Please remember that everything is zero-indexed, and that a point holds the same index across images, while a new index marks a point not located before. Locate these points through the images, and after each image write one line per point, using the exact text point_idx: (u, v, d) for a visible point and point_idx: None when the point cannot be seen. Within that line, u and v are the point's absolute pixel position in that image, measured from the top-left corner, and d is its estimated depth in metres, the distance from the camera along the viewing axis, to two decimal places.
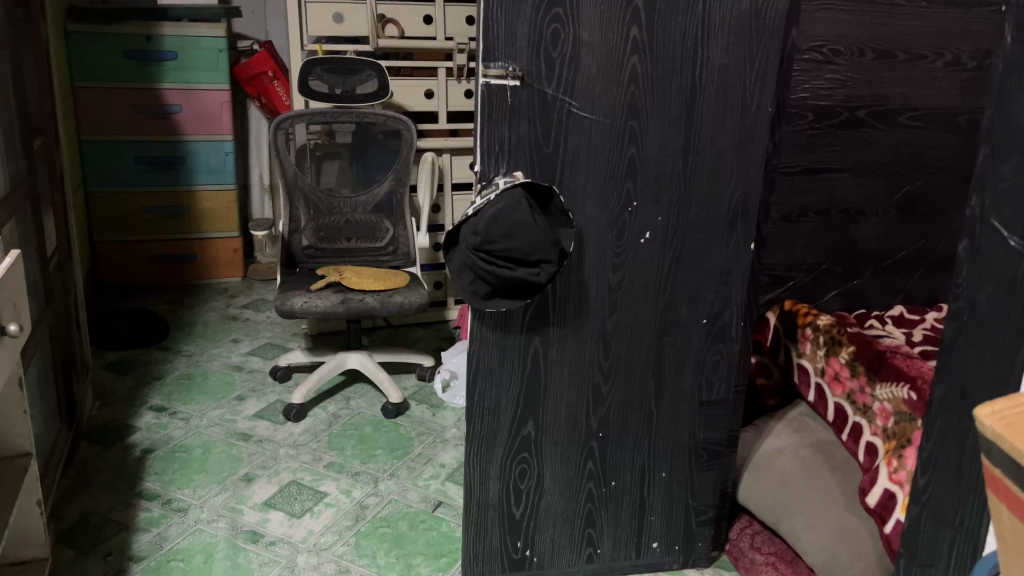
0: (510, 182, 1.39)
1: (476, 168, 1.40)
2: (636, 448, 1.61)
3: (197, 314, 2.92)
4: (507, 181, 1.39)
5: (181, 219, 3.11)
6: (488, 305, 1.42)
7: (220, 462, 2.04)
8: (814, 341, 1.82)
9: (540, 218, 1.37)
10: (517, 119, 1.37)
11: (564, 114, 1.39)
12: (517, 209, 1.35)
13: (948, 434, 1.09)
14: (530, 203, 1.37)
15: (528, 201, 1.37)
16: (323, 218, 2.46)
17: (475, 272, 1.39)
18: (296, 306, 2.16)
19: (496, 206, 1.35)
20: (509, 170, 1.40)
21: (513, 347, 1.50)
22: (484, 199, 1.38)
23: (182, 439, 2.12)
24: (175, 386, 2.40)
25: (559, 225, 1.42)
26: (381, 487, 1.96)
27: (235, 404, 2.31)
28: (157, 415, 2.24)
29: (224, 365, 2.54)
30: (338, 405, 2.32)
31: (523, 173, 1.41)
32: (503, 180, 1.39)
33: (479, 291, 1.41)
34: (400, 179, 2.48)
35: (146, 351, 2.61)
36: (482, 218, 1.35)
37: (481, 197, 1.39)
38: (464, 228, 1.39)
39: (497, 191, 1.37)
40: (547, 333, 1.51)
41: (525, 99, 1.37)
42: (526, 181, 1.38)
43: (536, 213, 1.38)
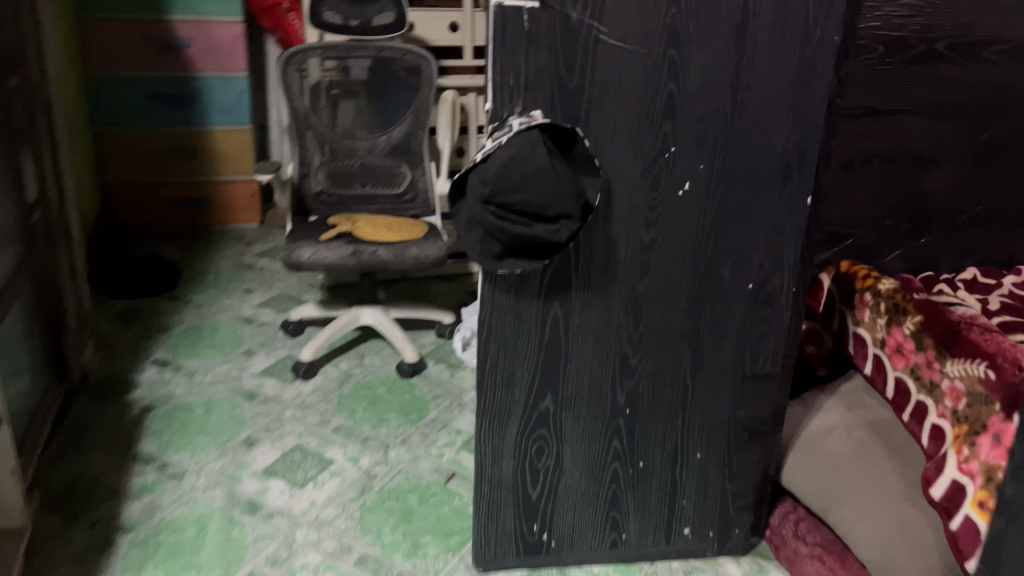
0: (526, 122, 1.18)
1: (488, 107, 1.20)
2: (668, 426, 1.44)
3: (211, 263, 2.78)
4: (524, 121, 1.19)
5: (196, 161, 2.96)
6: (501, 265, 1.24)
7: (223, 423, 1.91)
8: (873, 308, 1.61)
9: (563, 166, 1.18)
10: (536, 50, 1.17)
11: (591, 42, 1.18)
12: (534, 154, 1.15)
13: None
14: (550, 147, 1.17)
15: (547, 144, 1.17)
16: (336, 162, 2.29)
17: (485, 228, 1.21)
18: (304, 258, 2.00)
19: (509, 150, 1.16)
20: (527, 109, 1.20)
21: (531, 313, 1.33)
22: (496, 142, 1.18)
23: (184, 397, 2.00)
24: (181, 339, 2.27)
25: (585, 175, 1.22)
26: (391, 455, 1.82)
27: (243, 360, 2.18)
28: (160, 369, 2.12)
29: (234, 317, 2.41)
30: (350, 362, 2.18)
31: (542, 113, 1.20)
32: (519, 121, 1.19)
33: (489, 249, 1.23)
34: (419, 121, 2.29)
35: (155, 300, 2.49)
36: (493, 165, 1.16)
37: (492, 140, 1.19)
38: (472, 176, 1.20)
39: (512, 132, 1.17)
40: (569, 298, 1.33)
41: (545, 24, 1.16)
42: (545, 121, 1.18)
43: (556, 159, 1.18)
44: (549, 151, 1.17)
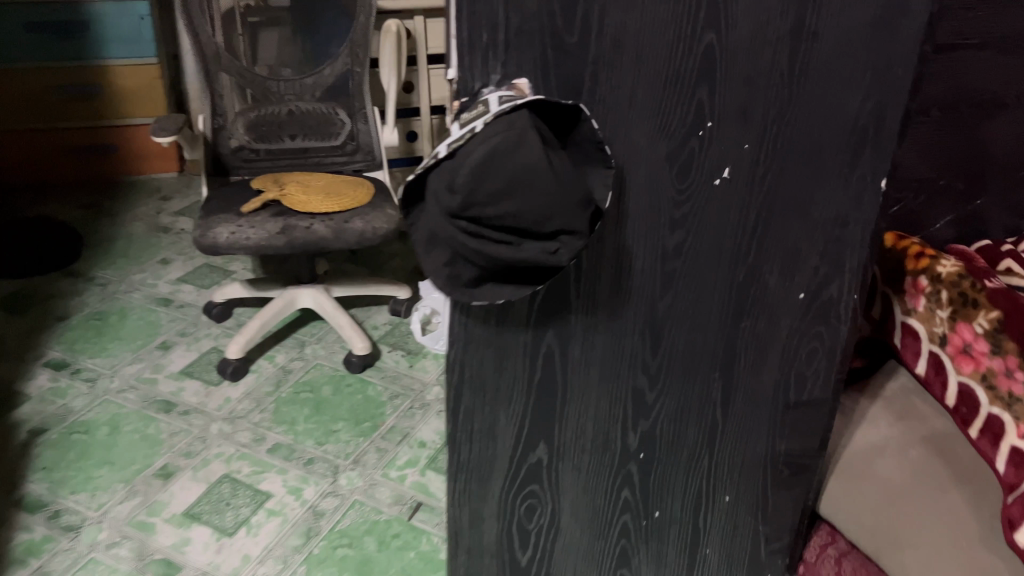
0: (510, 98, 0.83)
1: (451, 75, 0.85)
2: (690, 471, 1.13)
3: (119, 227, 2.38)
4: (504, 96, 0.84)
5: (97, 102, 2.48)
6: (478, 295, 0.90)
7: (132, 448, 1.57)
8: (932, 297, 1.31)
9: (566, 163, 0.84)
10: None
11: None
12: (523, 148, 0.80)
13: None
14: (542, 134, 0.82)
15: (539, 131, 0.82)
16: (257, 112, 1.88)
17: (453, 252, 0.86)
18: (221, 238, 1.62)
19: (486, 142, 0.80)
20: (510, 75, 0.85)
21: (516, 349, 0.99)
22: (468, 130, 0.82)
23: (83, 413, 1.65)
24: (82, 331, 1.91)
25: (591, 168, 0.87)
26: (342, 482, 1.50)
27: (158, 357, 1.83)
28: (55, 376, 1.76)
29: (148, 298, 2.04)
30: (288, 355, 1.83)
31: (529, 82, 0.85)
32: (497, 96, 0.84)
33: (462, 274, 0.89)
34: (357, 56, 1.88)
35: (51, 280, 2.10)
36: (463, 166, 0.81)
37: (460, 125, 0.84)
38: (430, 179, 0.84)
39: (490, 116, 0.81)
40: (568, 328, 1.00)
41: None
42: (535, 97, 0.83)
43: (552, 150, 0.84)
44: (542, 142, 0.82)
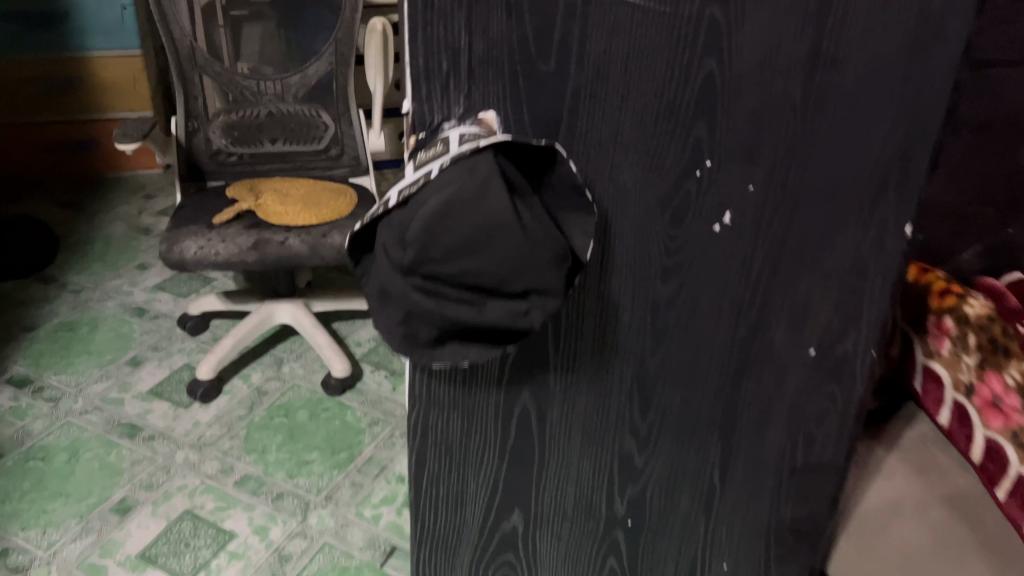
0: (473, 137, 0.71)
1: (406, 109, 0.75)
2: (683, 538, 1.02)
3: (98, 229, 2.28)
4: (467, 133, 0.72)
5: (78, 95, 2.37)
6: (436, 358, 0.78)
7: (90, 478, 1.47)
8: (959, 341, 1.18)
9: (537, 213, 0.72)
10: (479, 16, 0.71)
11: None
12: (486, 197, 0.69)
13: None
14: (508, 181, 0.70)
15: (504, 177, 0.70)
16: (234, 113, 1.76)
17: (406, 313, 0.74)
18: (187, 254, 1.51)
19: (441, 190, 0.69)
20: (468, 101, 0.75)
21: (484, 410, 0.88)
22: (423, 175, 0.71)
23: (42, 437, 1.55)
24: (49, 344, 1.80)
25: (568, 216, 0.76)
26: (311, 522, 1.39)
27: (127, 374, 1.72)
28: (16, 394, 1.66)
29: (121, 308, 1.93)
30: (264, 374, 1.72)
31: (498, 115, 0.75)
32: (459, 133, 0.72)
33: (419, 335, 0.76)
34: (342, 54, 1.75)
35: (21, 286, 1.99)
36: (414, 217, 0.69)
37: (417, 167, 0.73)
38: (379, 229, 0.73)
39: (448, 159, 0.70)
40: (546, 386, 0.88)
41: None
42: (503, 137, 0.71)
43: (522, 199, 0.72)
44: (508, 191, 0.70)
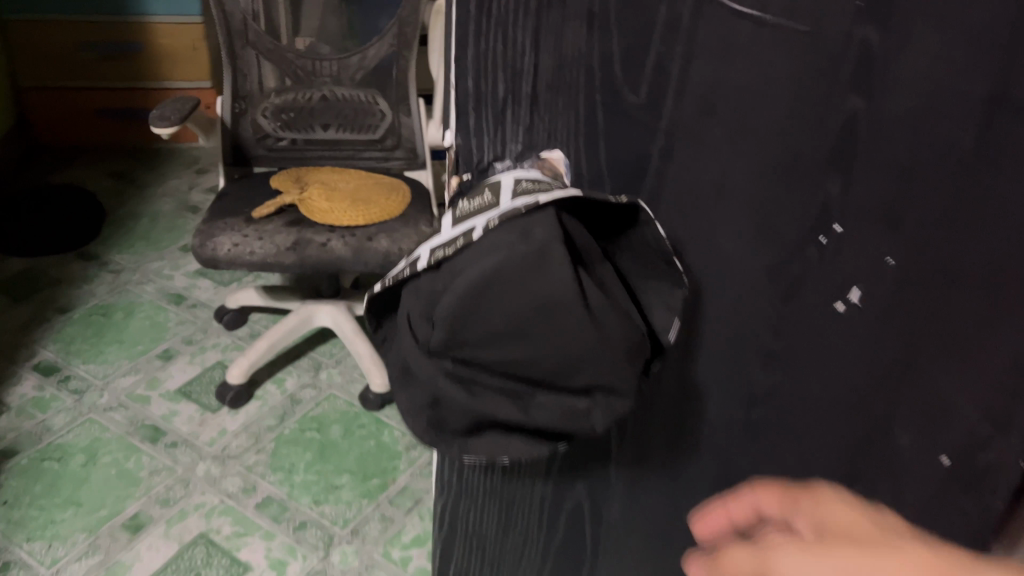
0: (529, 187, 0.56)
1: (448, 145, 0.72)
2: None
3: (147, 204, 2.19)
4: (523, 182, 0.57)
5: (136, 62, 2.28)
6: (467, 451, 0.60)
7: (106, 486, 1.36)
8: None
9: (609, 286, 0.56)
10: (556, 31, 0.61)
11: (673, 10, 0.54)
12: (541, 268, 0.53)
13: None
14: (573, 245, 0.53)
15: (567, 239, 0.53)
16: (284, 95, 1.63)
17: (431, 401, 0.57)
18: (221, 251, 1.38)
19: (483, 256, 0.52)
20: (534, 128, 0.67)
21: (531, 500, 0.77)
22: (465, 231, 0.56)
23: (62, 434, 1.45)
24: (81, 328, 1.71)
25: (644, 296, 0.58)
26: (333, 560, 1.26)
27: (157, 369, 1.62)
28: (41, 383, 1.56)
29: (159, 294, 1.83)
30: (300, 381, 1.60)
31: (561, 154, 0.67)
32: (512, 180, 0.57)
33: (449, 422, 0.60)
34: (405, 35, 1.59)
35: (61, 263, 1.91)
36: (447, 288, 0.53)
37: (457, 219, 0.58)
38: (407, 296, 0.57)
39: (494, 216, 0.54)
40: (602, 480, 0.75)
41: None
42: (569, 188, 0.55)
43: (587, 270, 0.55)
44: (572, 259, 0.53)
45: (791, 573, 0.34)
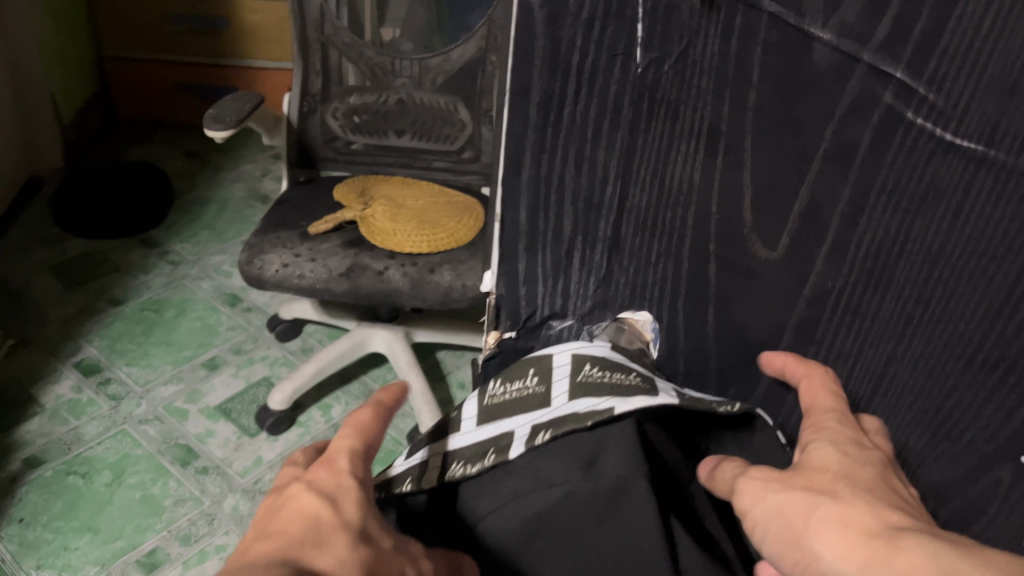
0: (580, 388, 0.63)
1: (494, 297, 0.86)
2: None
3: (218, 190, 2.09)
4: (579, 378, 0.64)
5: (218, 39, 2.16)
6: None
7: (127, 511, 1.25)
8: None
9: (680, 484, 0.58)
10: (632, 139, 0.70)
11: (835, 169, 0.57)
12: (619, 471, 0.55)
13: (864, 511, 0.46)
14: (654, 457, 0.56)
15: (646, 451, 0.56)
16: (361, 96, 1.48)
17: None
18: (269, 271, 1.25)
19: (541, 466, 0.55)
20: (609, 281, 0.80)
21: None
22: (497, 447, 0.59)
23: (92, 444, 1.36)
24: (130, 326, 1.62)
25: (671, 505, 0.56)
26: None
27: (200, 380, 1.51)
28: (80, 384, 1.47)
29: (216, 293, 1.73)
30: (347, 409, 1.47)
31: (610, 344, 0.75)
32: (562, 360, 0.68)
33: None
34: (495, 39, 1.40)
35: (122, 250, 1.83)
36: (506, 509, 0.55)
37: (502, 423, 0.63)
38: (462, 501, 0.58)
39: (550, 428, 0.57)
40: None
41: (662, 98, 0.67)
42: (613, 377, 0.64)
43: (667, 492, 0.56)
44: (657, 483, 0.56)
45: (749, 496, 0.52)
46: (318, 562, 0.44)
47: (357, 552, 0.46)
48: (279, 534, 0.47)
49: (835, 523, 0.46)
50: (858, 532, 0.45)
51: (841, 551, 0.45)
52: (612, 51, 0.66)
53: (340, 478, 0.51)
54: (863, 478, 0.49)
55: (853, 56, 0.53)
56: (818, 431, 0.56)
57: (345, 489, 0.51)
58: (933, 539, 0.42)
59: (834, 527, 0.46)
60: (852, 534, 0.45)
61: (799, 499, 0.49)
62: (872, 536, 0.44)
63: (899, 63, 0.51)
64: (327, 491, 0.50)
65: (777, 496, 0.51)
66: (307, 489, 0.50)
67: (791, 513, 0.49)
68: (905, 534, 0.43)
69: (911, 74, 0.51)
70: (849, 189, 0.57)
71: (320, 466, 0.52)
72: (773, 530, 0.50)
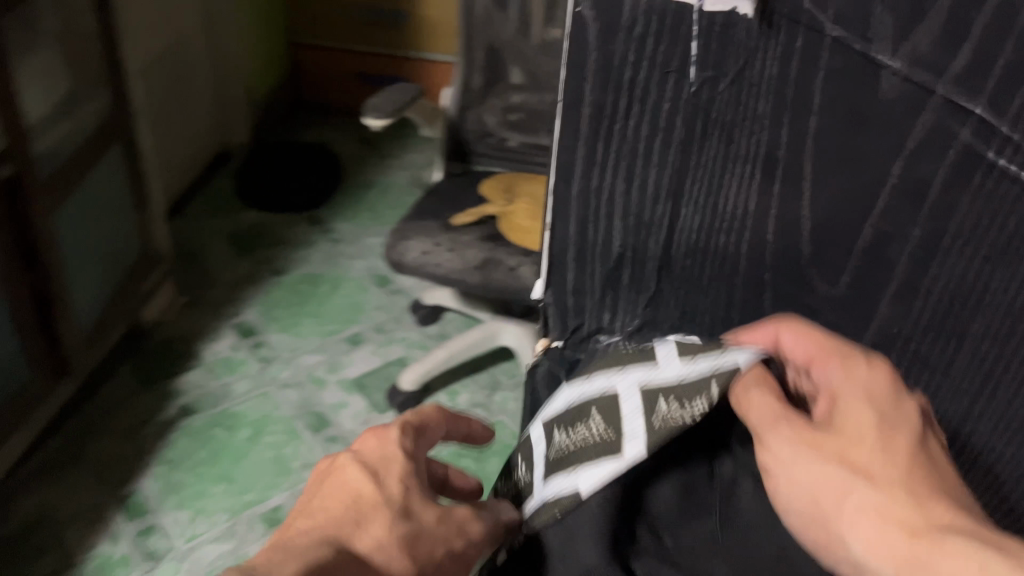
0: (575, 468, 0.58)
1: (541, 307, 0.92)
2: None
3: (383, 175, 2.19)
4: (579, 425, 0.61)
5: (398, 31, 2.27)
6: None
7: (261, 466, 1.35)
8: None
9: (695, 489, 0.60)
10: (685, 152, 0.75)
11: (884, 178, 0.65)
12: (574, 534, 0.56)
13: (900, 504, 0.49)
14: None
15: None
16: (520, 94, 1.51)
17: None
18: (409, 257, 1.30)
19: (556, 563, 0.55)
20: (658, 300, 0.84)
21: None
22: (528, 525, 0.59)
23: (239, 400, 1.47)
24: (287, 295, 1.74)
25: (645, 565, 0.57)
26: None
27: (341, 352, 1.60)
28: (237, 344, 1.60)
29: (368, 273, 1.82)
30: (473, 398, 1.51)
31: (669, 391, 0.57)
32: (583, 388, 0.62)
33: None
34: None
35: (289, 224, 1.96)
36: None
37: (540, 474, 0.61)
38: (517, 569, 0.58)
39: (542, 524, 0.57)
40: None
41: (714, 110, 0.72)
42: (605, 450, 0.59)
43: (650, 513, 0.59)
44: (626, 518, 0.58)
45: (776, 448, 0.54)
46: (357, 545, 0.47)
47: (394, 534, 0.48)
48: (321, 513, 0.50)
49: (869, 509, 0.49)
50: (895, 522, 0.48)
51: (874, 542, 0.48)
52: (666, 68, 0.71)
53: (385, 448, 0.53)
54: (897, 451, 0.51)
55: (926, 86, 0.60)
56: (841, 375, 0.56)
57: (389, 460, 0.52)
58: (971, 539, 0.45)
59: (869, 520, 0.49)
60: (891, 525, 0.48)
61: (828, 474, 0.52)
62: (910, 534, 0.47)
63: (978, 99, 0.57)
64: (371, 463, 0.52)
65: (801, 457, 0.53)
66: (352, 461, 0.52)
67: (824, 493, 0.51)
68: (943, 538, 0.46)
69: (993, 111, 0.57)
70: (920, 220, 0.64)
71: (370, 434, 0.54)
72: (801, 498, 0.53)
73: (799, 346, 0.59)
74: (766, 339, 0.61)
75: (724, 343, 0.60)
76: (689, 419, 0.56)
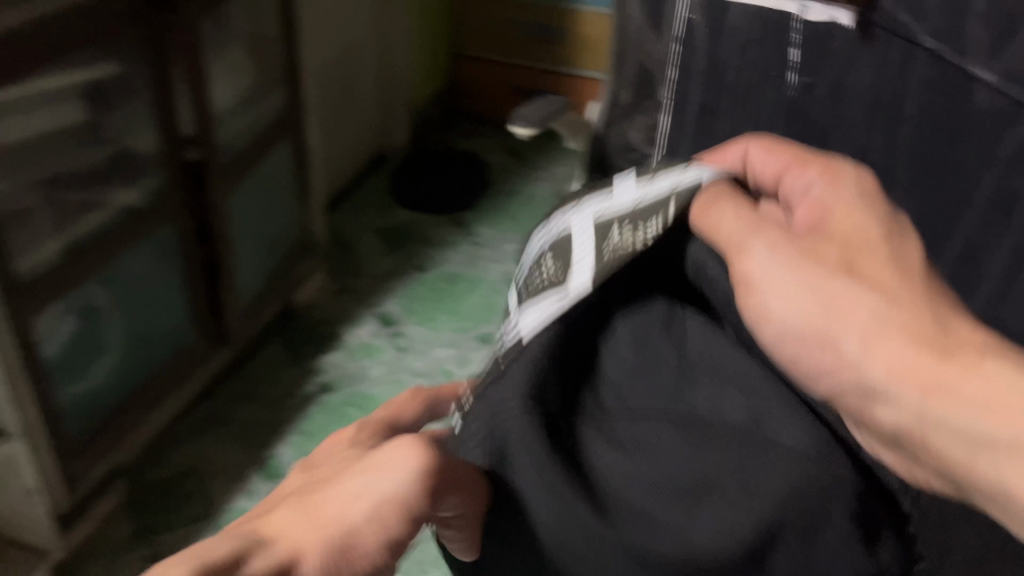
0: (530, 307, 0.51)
1: None
2: None
3: (527, 185, 2.26)
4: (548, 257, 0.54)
5: (554, 46, 2.34)
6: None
7: None
8: None
9: (648, 335, 0.48)
10: None
11: None
12: (506, 380, 0.45)
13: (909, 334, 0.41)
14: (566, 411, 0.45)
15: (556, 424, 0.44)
16: None
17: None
18: None
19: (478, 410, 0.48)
20: None
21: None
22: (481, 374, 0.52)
23: (373, 383, 1.56)
24: (426, 292, 1.83)
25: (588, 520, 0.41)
26: None
27: (471, 349, 1.67)
28: (376, 332, 1.70)
29: (502, 276, 1.88)
30: None
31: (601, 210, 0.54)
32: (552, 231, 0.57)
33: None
34: None
35: (435, 225, 2.06)
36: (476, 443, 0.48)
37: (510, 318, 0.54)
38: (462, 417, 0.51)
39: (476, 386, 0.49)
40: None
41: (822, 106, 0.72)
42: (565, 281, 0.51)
43: (601, 375, 0.47)
44: (545, 396, 0.45)
45: (756, 263, 0.46)
46: (268, 524, 0.42)
47: (301, 505, 0.43)
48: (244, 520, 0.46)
49: (889, 330, 0.42)
50: (915, 336, 0.41)
51: (903, 372, 0.41)
52: None
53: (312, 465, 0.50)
54: (891, 256, 0.45)
55: None
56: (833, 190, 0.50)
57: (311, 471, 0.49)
58: (983, 335, 0.41)
59: (883, 347, 0.42)
60: (909, 346, 0.41)
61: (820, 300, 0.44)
62: (934, 350, 0.41)
63: None
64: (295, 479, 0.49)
65: (786, 275, 0.46)
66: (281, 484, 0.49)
67: (820, 312, 0.44)
68: (962, 327, 0.41)
69: None
70: None
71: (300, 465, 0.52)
72: (794, 335, 0.44)
73: (767, 164, 0.54)
74: (735, 158, 0.57)
75: (683, 164, 0.56)
76: (640, 243, 0.49)
